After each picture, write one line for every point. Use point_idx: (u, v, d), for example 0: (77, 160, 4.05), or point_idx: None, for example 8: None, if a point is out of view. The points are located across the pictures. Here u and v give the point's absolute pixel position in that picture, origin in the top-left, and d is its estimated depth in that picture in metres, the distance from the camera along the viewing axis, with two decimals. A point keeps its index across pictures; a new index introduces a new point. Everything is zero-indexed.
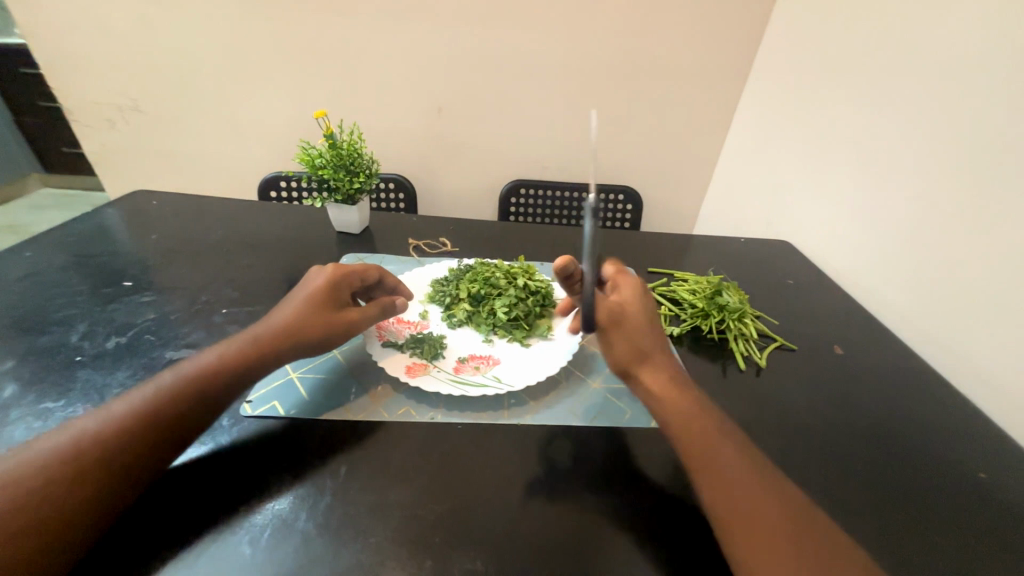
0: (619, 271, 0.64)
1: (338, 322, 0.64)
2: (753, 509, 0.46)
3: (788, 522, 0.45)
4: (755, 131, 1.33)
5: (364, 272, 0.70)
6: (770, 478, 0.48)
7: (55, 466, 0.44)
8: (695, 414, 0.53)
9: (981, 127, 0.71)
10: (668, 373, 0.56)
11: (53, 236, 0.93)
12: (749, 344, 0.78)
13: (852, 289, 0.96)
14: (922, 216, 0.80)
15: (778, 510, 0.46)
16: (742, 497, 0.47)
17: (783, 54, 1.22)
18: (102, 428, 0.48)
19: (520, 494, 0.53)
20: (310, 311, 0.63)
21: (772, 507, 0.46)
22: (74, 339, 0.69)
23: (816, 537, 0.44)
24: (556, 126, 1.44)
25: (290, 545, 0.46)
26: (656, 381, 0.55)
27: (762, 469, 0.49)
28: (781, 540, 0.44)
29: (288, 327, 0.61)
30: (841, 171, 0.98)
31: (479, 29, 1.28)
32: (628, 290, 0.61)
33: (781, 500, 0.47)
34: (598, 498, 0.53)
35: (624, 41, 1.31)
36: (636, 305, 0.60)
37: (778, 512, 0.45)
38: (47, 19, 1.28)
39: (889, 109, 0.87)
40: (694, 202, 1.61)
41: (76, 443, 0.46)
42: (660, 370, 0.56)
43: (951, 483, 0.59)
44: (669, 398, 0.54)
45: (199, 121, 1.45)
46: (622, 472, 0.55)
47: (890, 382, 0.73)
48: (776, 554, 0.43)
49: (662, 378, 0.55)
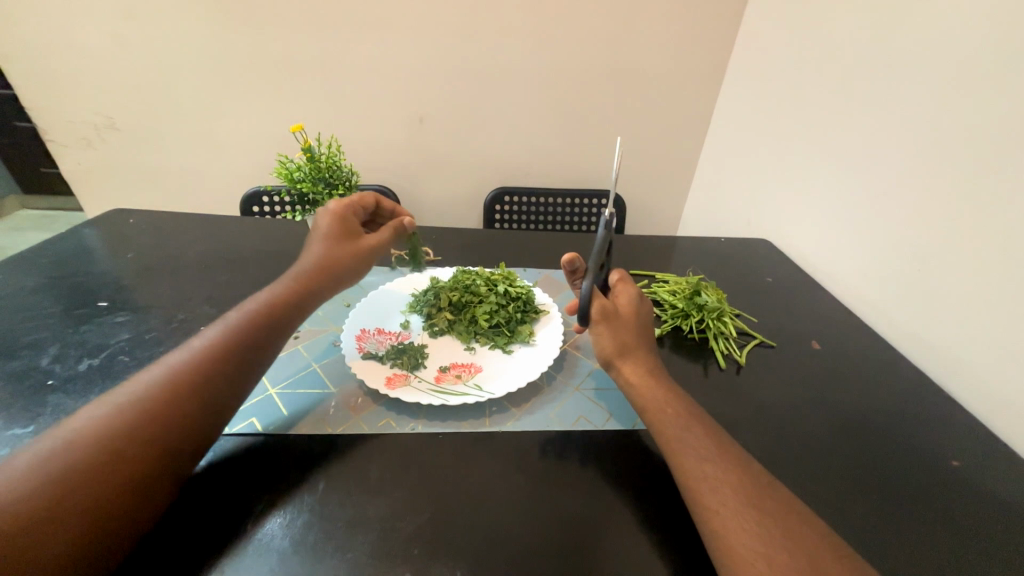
0: (622, 278, 0.66)
1: (359, 249, 0.75)
2: (717, 497, 0.46)
3: (753, 508, 0.45)
4: (732, 133, 1.36)
5: (362, 202, 0.78)
6: (740, 468, 0.49)
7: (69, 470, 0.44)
8: (666, 408, 0.55)
9: (940, 126, 0.75)
10: (647, 368, 0.59)
11: (27, 258, 0.91)
12: (728, 342, 0.78)
13: (829, 283, 0.98)
14: (894, 210, 0.82)
15: (746, 500, 0.46)
16: (706, 485, 0.48)
17: (755, 57, 1.25)
18: (112, 433, 0.47)
19: (502, 502, 0.52)
20: (334, 245, 0.73)
21: (737, 494, 0.46)
22: (45, 362, 0.68)
23: (786, 524, 0.44)
24: (537, 133, 1.46)
25: (264, 563, 0.46)
26: (634, 374, 0.58)
27: (734, 460, 0.50)
28: (749, 529, 0.44)
29: (318, 268, 0.71)
30: (816, 169, 1.00)
31: (457, 40, 1.29)
32: (625, 298, 0.64)
33: (749, 491, 0.47)
34: (578, 501, 0.53)
35: (601, 49, 1.33)
36: (629, 308, 0.63)
37: (744, 499, 0.46)
38: (20, 39, 1.26)
39: (859, 108, 0.90)
40: (676, 205, 1.63)
41: (88, 448, 0.45)
42: (639, 364, 0.59)
43: (930, 473, 0.59)
44: (642, 393, 0.56)
45: (177, 137, 1.44)
46: (601, 473, 0.56)
47: (868, 375, 0.75)
48: (744, 542, 0.43)
49: (641, 372, 0.58)
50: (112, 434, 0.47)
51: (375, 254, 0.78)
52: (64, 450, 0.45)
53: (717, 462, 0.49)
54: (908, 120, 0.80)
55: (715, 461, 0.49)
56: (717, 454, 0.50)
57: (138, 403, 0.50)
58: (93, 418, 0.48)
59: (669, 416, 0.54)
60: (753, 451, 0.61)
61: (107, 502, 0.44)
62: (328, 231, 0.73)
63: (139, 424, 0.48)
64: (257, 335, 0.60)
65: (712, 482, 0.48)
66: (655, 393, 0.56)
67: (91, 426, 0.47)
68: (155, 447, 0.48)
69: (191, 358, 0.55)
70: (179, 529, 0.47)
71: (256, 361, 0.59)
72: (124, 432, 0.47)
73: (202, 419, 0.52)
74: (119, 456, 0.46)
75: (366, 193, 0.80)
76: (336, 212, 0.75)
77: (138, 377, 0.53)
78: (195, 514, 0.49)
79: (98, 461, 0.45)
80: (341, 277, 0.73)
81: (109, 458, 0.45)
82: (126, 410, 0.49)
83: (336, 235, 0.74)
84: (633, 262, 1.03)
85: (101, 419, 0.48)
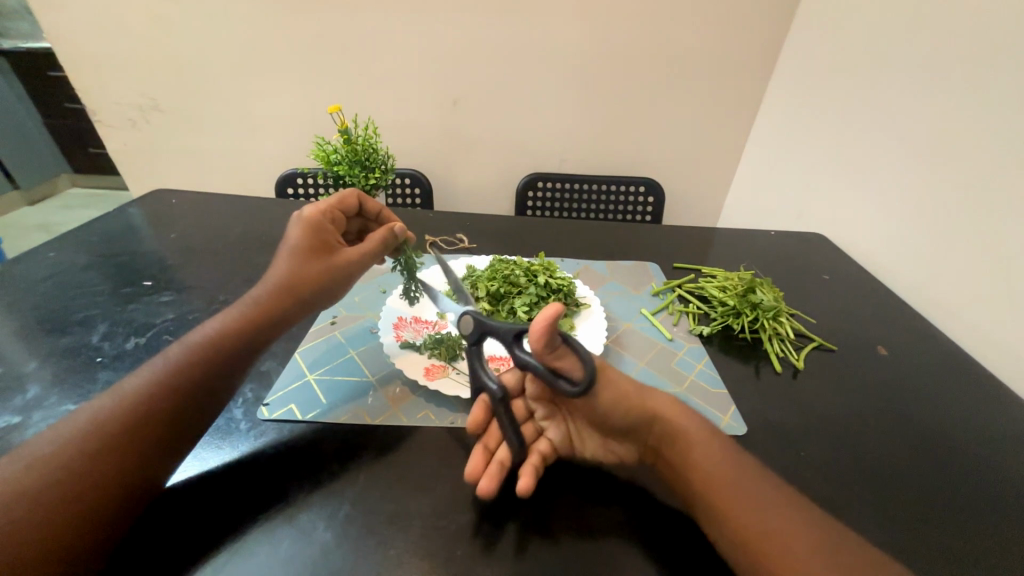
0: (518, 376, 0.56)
1: (331, 266, 0.64)
2: (788, 555, 0.40)
3: (829, 562, 0.40)
4: (785, 119, 1.26)
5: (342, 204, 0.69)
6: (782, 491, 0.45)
7: (58, 478, 0.43)
8: (704, 441, 0.48)
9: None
10: (668, 398, 0.51)
11: (76, 236, 0.93)
12: (784, 344, 0.74)
13: (896, 282, 0.90)
14: (972, 206, 0.74)
15: (800, 525, 0.42)
16: (772, 538, 0.41)
17: (816, 35, 1.16)
18: (100, 439, 0.46)
19: (544, 503, 0.50)
20: (298, 265, 0.63)
21: (810, 547, 0.41)
22: (95, 340, 0.69)
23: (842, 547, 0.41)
24: (574, 117, 1.40)
25: (307, 556, 0.45)
26: (669, 411, 0.50)
27: (789, 501, 0.44)
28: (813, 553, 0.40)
29: (281, 285, 0.61)
30: (882, 159, 0.92)
31: (496, 18, 1.24)
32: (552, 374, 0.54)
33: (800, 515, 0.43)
34: (620, 514, 0.49)
35: (647, 28, 1.25)
36: None
37: (817, 552, 0.40)
38: (68, 21, 1.29)
39: (937, 92, 0.81)
40: (719, 193, 1.55)
41: (78, 455, 0.44)
42: (662, 400, 0.51)
43: (1017, 500, 0.54)
44: (686, 434, 0.48)
45: (217, 119, 1.45)
46: (636, 506, 0.50)
47: (939, 386, 0.68)
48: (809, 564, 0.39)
49: (671, 406, 0.50)
50: (123, 418, 0.47)
51: (362, 264, 0.68)
52: (54, 456, 0.44)
53: (776, 508, 0.43)
54: (996, 105, 0.71)
55: (774, 505, 0.43)
56: (774, 496, 0.44)
57: (145, 392, 0.50)
58: (78, 425, 0.47)
59: (710, 451, 0.47)
60: (815, 463, 0.57)
61: (96, 510, 0.43)
62: (300, 240, 0.64)
63: (128, 427, 0.47)
64: (246, 334, 0.57)
65: (782, 537, 0.41)
66: (688, 421, 0.49)
67: (77, 434, 0.46)
68: (145, 450, 0.47)
69: (178, 357, 0.53)
70: (183, 525, 0.47)
71: (246, 357, 0.57)
72: (113, 434, 0.46)
73: (190, 418, 0.51)
74: (109, 461, 0.45)
75: (347, 194, 0.71)
76: (310, 216, 0.66)
77: (149, 364, 0.53)
78: (229, 507, 0.48)
79: (86, 468, 0.44)
80: (312, 299, 0.63)
81: (98, 464, 0.44)
82: (114, 413, 0.48)
83: (311, 246, 0.64)
84: (677, 254, 0.98)
85: (90, 423, 0.47)
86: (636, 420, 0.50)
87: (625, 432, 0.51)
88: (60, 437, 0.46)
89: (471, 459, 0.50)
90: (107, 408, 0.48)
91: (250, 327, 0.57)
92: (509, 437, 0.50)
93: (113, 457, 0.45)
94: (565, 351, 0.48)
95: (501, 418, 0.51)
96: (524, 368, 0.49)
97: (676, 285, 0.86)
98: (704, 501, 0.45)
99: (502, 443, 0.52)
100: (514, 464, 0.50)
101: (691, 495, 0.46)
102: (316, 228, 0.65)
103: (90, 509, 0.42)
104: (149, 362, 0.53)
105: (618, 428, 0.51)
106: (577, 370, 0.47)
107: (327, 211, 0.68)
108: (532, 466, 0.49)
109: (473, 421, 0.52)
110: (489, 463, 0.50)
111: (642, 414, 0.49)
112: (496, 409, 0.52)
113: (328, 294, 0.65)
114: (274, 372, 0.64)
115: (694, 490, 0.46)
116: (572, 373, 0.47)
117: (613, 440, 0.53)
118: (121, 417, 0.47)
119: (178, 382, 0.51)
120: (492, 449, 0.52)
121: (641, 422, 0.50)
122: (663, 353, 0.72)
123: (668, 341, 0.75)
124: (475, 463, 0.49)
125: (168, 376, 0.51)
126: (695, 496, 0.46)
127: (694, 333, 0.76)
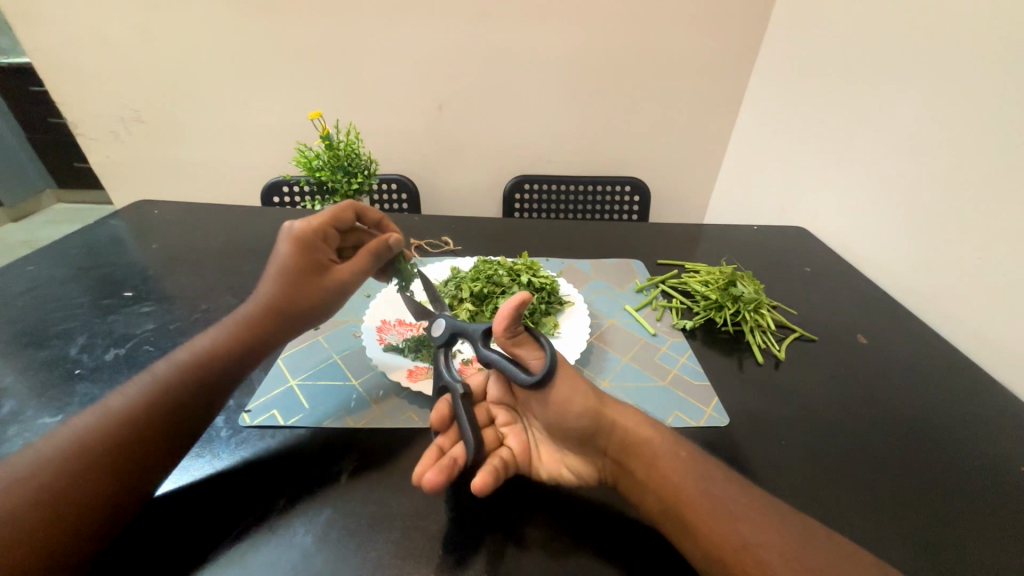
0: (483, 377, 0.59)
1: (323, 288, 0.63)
2: (763, 566, 0.40)
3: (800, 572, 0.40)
4: (764, 118, 1.29)
5: (338, 217, 0.64)
6: (757, 493, 0.46)
7: (48, 491, 0.43)
8: (670, 453, 0.48)
9: (1002, 115, 0.69)
10: (634, 410, 0.52)
11: (55, 250, 0.92)
12: (766, 335, 0.74)
13: (876, 275, 0.92)
14: (944, 200, 0.77)
15: (773, 530, 0.42)
16: (746, 549, 0.41)
17: (792, 35, 1.18)
18: (90, 450, 0.46)
19: (513, 506, 0.50)
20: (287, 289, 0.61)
21: (781, 553, 0.41)
22: (74, 352, 0.68)
23: (817, 543, 0.42)
24: (559, 120, 1.42)
25: (288, 561, 0.45)
26: (632, 422, 0.50)
27: (763, 507, 0.44)
28: (786, 557, 0.40)
29: (271, 308, 0.61)
30: (860, 154, 0.95)
31: (478, 23, 1.25)
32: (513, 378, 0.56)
33: (774, 518, 0.43)
34: (580, 528, 0.49)
35: (626, 31, 1.27)
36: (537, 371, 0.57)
37: (791, 559, 0.40)
38: (48, 35, 1.28)
39: (908, 90, 0.84)
40: (705, 191, 1.56)
41: (66, 466, 0.45)
42: (629, 413, 0.51)
43: (991, 481, 0.55)
44: (646, 446, 0.49)
45: (199, 128, 1.44)
46: (590, 524, 0.49)
47: (917, 373, 0.70)
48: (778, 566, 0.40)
49: (637, 419, 0.51)
50: (114, 428, 0.48)
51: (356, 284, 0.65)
52: (42, 470, 0.44)
53: (748, 517, 0.43)
54: (964, 101, 0.74)
55: (746, 514, 0.44)
56: (746, 504, 0.44)
57: (128, 410, 0.49)
58: (67, 438, 0.47)
59: (676, 463, 0.47)
60: (795, 451, 0.57)
61: (87, 521, 0.43)
62: (295, 263, 0.62)
63: (120, 436, 0.47)
64: (243, 351, 0.58)
65: (757, 548, 0.41)
66: (652, 434, 0.50)
67: (65, 447, 0.46)
68: (135, 458, 0.47)
69: (171, 372, 0.53)
70: (168, 535, 0.46)
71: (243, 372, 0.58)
72: (103, 445, 0.46)
73: (183, 425, 0.51)
74: (99, 472, 0.45)
75: (342, 206, 0.65)
76: (306, 238, 0.62)
77: (133, 382, 0.53)
78: (212, 516, 0.48)
79: (74, 481, 0.44)
80: (305, 319, 0.63)
81: (88, 473, 0.45)
82: (104, 425, 0.48)
83: (305, 268, 0.62)
84: (661, 250, 0.99)
85: (79, 437, 0.47)
86: (594, 431, 0.50)
87: (583, 445, 0.51)
88: (47, 451, 0.46)
89: (421, 459, 0.49)
90: (95, 422, 0.48)
91: (243, 349, 0.58)
92: (465, 436, 0.50)
93: (104, 466, 0.45)
94: (525, 340, 0.53)
95: (462, 414, 0.52)
96: (490, 364, 0.53)
97: (659, 280, 0.87)
98: (673, 513, 0.45)
99: (456, 443, 0.51)
100: (467, 463, 0.49)
101: (656, 508, 0.46)
102: (308, 250, 0.62)
103: (78, 519, 0.43)
104: (133, 380, 0.53)
105: (575, 440, 0.51)
106: (534, 358, 0.52)
107: (323, 232, 0.63)
108: (487, 468, 0.48)
109: (433, 415, 0.53)
110: (441, 459, 0.49)
111: (601, 424, 0.50)
112: (459, 404, 0.53)
113: (319, 313, 0.64)
114: (256, 378, 0.64)
115: (661, 501, 0.46)
116: (530, 360, 0.51)
117: (572, 455, 0.53)
118: (104, 435, 0.47)
119: (163, 395, 0.51)
120: (447, 448, 0.51)
121: (598, 430, 0.50)
122: (647, 348, 0.73)
123: (652, 336, 0.75)
124: (423, 462, 0.48)
125: (159, 390, 0.52)
126: (665, 508, 0.46)
127: (678, 327, 0.77)
